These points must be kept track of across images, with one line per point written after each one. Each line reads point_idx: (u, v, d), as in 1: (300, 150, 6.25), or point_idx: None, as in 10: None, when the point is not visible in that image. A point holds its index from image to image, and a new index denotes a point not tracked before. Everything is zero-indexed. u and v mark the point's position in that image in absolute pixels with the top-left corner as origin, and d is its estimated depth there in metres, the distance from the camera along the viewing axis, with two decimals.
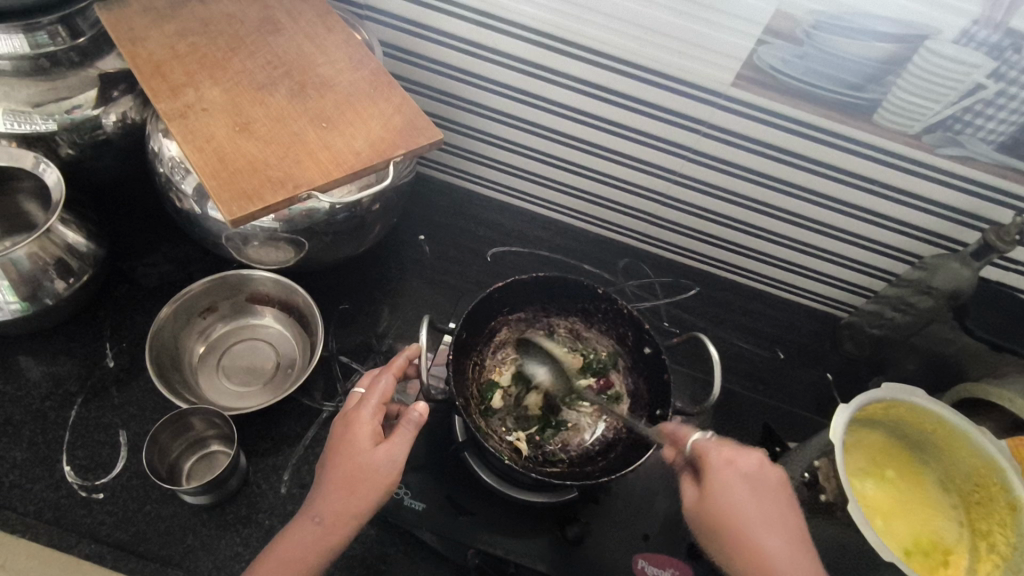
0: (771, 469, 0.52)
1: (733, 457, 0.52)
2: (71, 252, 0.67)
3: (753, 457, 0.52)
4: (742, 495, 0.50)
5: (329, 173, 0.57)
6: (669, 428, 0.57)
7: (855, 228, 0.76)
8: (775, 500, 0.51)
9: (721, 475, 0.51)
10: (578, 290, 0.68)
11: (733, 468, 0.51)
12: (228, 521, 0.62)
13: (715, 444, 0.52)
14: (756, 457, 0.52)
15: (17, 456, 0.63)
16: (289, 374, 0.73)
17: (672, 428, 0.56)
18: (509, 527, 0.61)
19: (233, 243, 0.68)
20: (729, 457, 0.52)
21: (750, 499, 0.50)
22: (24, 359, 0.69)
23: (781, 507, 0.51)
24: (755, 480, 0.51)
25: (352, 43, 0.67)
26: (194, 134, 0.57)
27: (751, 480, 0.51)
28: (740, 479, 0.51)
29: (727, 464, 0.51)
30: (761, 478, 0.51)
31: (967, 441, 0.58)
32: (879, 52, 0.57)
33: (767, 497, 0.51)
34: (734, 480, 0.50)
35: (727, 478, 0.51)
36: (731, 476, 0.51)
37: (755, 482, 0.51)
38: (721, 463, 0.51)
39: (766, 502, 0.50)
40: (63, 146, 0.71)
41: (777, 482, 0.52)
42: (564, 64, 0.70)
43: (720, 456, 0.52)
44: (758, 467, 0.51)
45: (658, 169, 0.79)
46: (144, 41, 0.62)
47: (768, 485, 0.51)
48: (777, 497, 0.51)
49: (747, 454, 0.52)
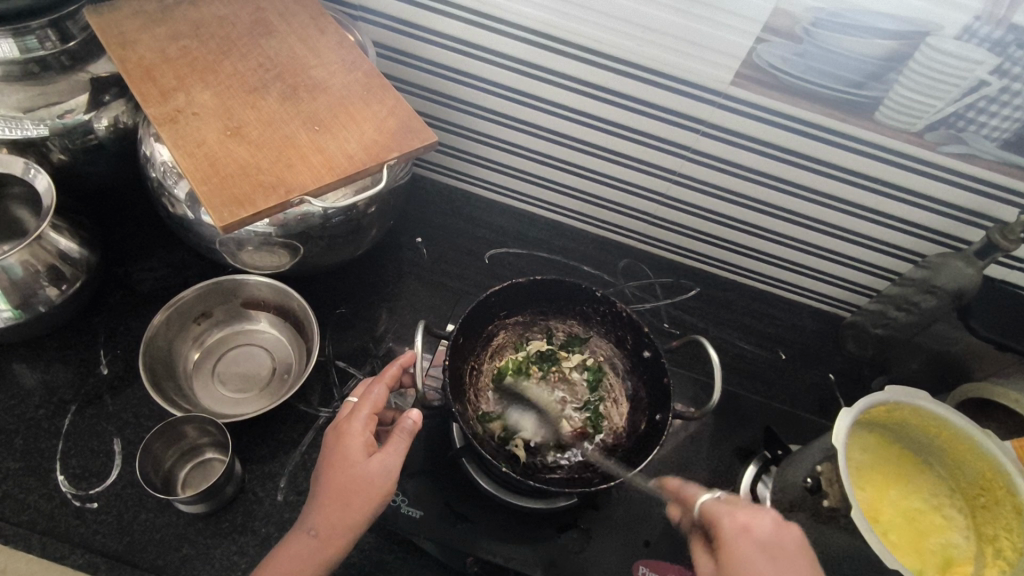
0: (786, 531, 0.47)
1: (749, 522, 0.47)
2: (63, 258, 0.66)
3: (766, 517, 0.47)
4: (762, 566, 0.45)
5: (322, 177, 0.56)
6: (675, 484, 0.54)
7: (857, 227, 0.75)
8: (798, 571, 0.46)
9: (736, 548, 0.46)
10: (576, 292, 0.67)
11: (749, 536, 0.46)
12: (224, 529, 0.61)
13: (727, 508, 0.48)
14: (770, 518, 0.48)
15: (10, 465, 0.62)
16: (285, 380, 0.72)
17: (678, 485, 0.54)
18: (509, 535, 0.60)
19: (227, 249, 0.66)
20: (743, 523, 0.47)
21: (771, 570, 0.45)
22: (18, 366, 0.68)
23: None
24: (774, 549, 0.46)
25: (345, 45, 0.66)
26: (184, 138, 0.56)
27: (772, 547, 0.46)
28: (758, 549, 0.46)
29: (742, 531, 0.47)
30: (779, 544, 0.46)
31: (972, 444, 0.57)
32: (880, 49, 0.56)
33: (789, 569, 0.45)
34: (751, 549, 0.46)
35: (745, 548, 0.46)
36: (746, 546, 0.46)
37: (774, 549, 0.46)
38: (736, 528, 0.47)
39: (790, 573, 0.45)
40: (55, 151, 0.70)
41: (795, 548, 0.47)
42: (560, 63, 0.69)
43: (733, 521, 0.47)
44: (773, 530, 0.47)
45: (657, 169, 0.78)
46: (134, 44, 0.61)
47: (790, 553, 0.46)
48: (797, 565, 0.46)
49: (761, 516, 0.47)
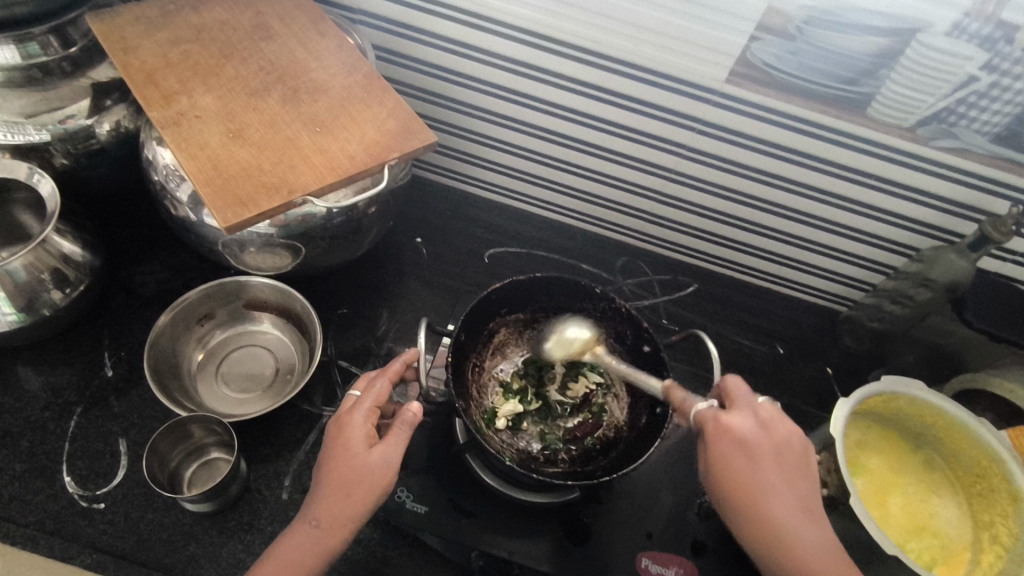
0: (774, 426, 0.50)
1: (732, 424, 0.50)
2: (67, 261, 0.67)
3: (752, 417, 0.50)
4: (743, 464, 0.48)
5: (324, 178, 0.57)
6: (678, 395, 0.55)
7: (851, 221, 0.76)
8: (785, 464, 0.49)
9: (718, 443, 0.49)
10: (576, 289, 0.68)
11: (732, 435, 0.49)
12: (231, 527, 0.62)
13: (715, 413, 0.50)
14: (757, 415, 0.51)
15: (16, 467, 0.63)
16: (288, 380, 0.72)
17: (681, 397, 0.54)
18: (512, 529, 0.61)
19: (230, 250, 0.67)
20: (728, 425, 0.50)
21: (753, 471, 0.48)
22: (22, 370, 0.69)
23: (789, 471, 0.49)
24: (758, 445, 0.49)
25: (345, 47, 0.67)
26: (187, 141, 0.57)
27: (753, 444, 0.49)
28: (739, 445, 0.49)
29: (727, 432, 0.49)
30: (766, 439, 0.49)
31: (966, 432, 0.58)
32: (872, 46, 0.57)
33: (773, 461, 0.49)
34: (734, 447, 0.49)
35: (725, 445, 0.49)
36: (731, 445, 0.49)
37: (756, 446, 0.49)
38: (720, 427, 0.50)
39: (772, 468, 0.49)
40: (57, 156, 0.70)
41: (784, 443, 0.50)
42: (556, 63, 0.70)
43: (717, 423, 0.50)
44: (760, 428, 0.50)
45: (654, 167, 0.79)
46: (135, 49, 0.62)
47: (776, 451, 0.49)
48: (786, 458, 0.49)
49: (744, 416, 0.50)
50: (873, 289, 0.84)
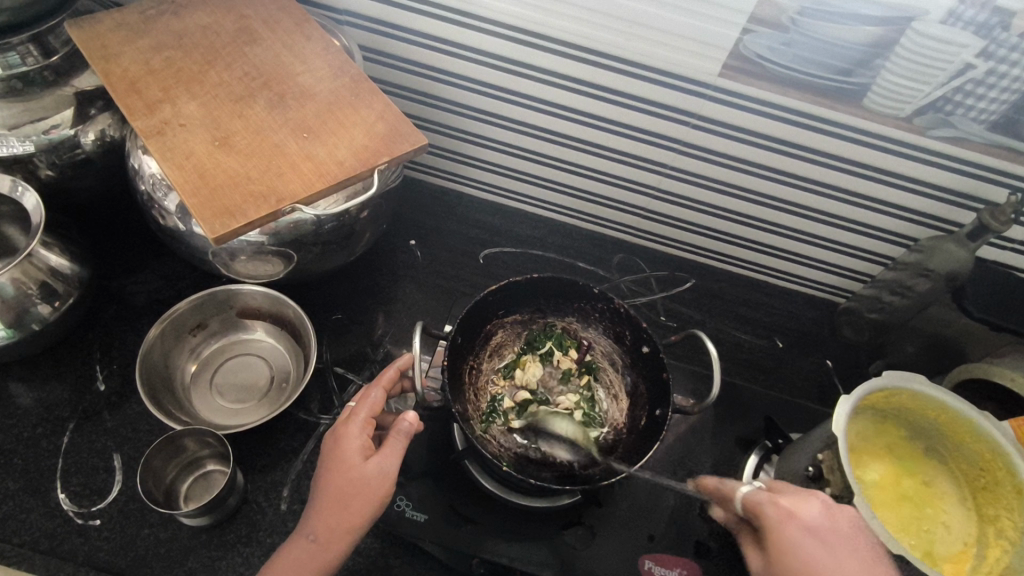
0: (836, 515, 0.48)
1: (794, 508, 0.48)
2: (55, 275, 0.66)
3: (814, 502, 0.49)
4: (815, 549, 0.46)
5: (314, 185, 0.56)
6: (714, 486, 0.56)
7: (849, 213, 0.76)
8: (856, 552, 0.46)
9: (786, 533, 0.47)
10: (573, 289, 0.67)
11: (795, 521, 0.47)
12: (229, 540, 0.61)
13: (769, 497, 0.49)
14: (819, 504, 0.49)
15: (9, 486, 0.62)
16: (284, 388, 0.71)
17: (717, 486, 0.56)
18: (513, 534, 0.60)
19: (220, 259, 0.66)
20: (789, 509, 0.48)
21: (826, 556, 0.45)
22: (14, 386, 0.68)
23: (863, 561, 0.46)
24: (826, 530, 0.47)
25: (331, 50, 0.65)
26: (173, 151, 0.55)
27: (823, 532, 0.47)
28: (808, 532, 0.47)
29: (788, 517, 0.48)
30: (830, 527, 0.47)
31: (970, 426, 0.57)
32: (867, 36, 0.56)
33: (845, 548, 0.46)
34: (804, 534, 0.46)
35: (794, 533, 0.47)
36: (796, 530, 0.47)
37: (827, 532, 0.47)
38: (783, 517, 0.48)
39: (845, 555, 0.46)
40: (42, 168, 0.69)
41: (851, 532, 0.48)
42: (547, 60, 0.69)
43: (777, 509, 0.48)
44: (824, 515, 0.48)
45: (649, 163, 0.78)
46: (117, 57, 0.61)
47: (843, 534, 0.47)
48: (856, 547, 0.47)
49: (806, 503, 0.48)
50: (872, 280, 0.84)
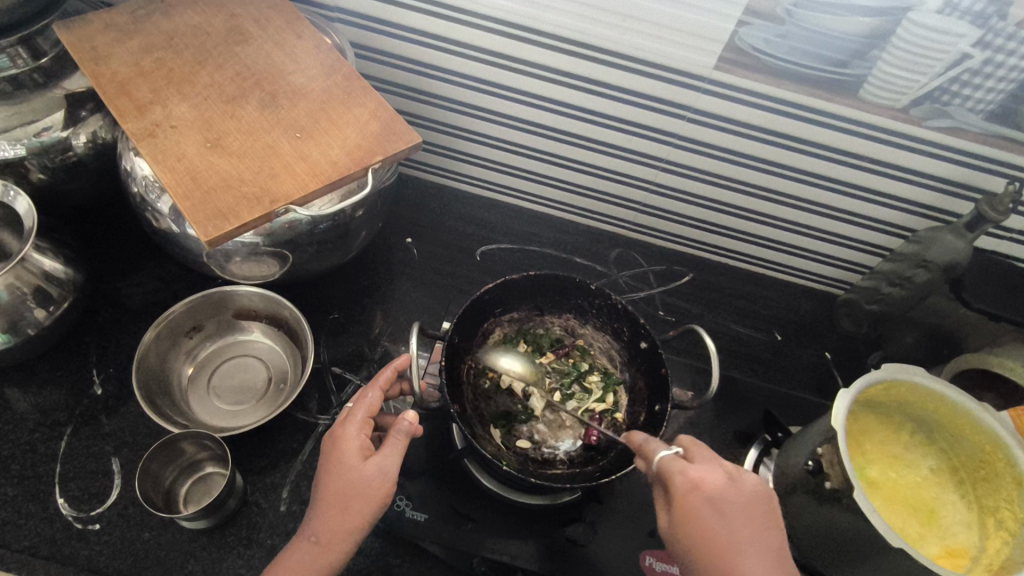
0: (741, 478, 0.49)
1: (699, 480, 0.48)
2: (49, 279, 0.66)
3: (718, 471, 0.49)
4: (710, 520, 0.46)
5: (307, 186, 0.55)
6: (639, 439, 0.53)
7: (845, 204, 0.76)
8: (749, 516, 0.47)
9: (688, 502, 0.47)
10: (570, 287, 0.66)
11: (698, 492, 0.47)
12: (229, 542, 0.61)
13: (680, 466, 0.49)
14: (722, 469, 0.49)
15: (7, 492, 0.62)
16: (282, 389, 0.71)
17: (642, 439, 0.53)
18: (514, 532, 0.60)
19: (216, 261, 0.66)
20: (693, 479, 0.48)
21: (722, 525, 0.46)
22: (10, 392, 0.68)
23: (755, 525, 0.47)
24: (722, 501, 0.47)
25: (323, 48, 0.65)
26: (164, 152, 0.55)
27: (721, 500, 0.47)
28: (707, 502, 0.47)
29: (692, 489, 0.48)
30: (737, 496, 0.48)
31: (970, 417, 0.56)
32: (862, 27, 0.56)
33: (738, 514, 0.47)
34: (702, 503, 0.47)
35: (694, 503, 0.47)
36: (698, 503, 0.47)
37: (723, 500, 0.47)
38: (688, 484, 0.48)
39: (739, 519, 0.47)
40: (33, 171, 0.68)
41: (749, 497, 0.48)
42: (539, 56, 0.69)
43: (684, 479, 0.48)
44: (728, 482, 0.48)
45: (645, 157, 0.78)
46: (106, 58, 0.60)
47: (737, 503, 0.47)
48: (749, 512, 0.48)
49: (710, 470, 0.49)
50: (871, 271, 0.84)
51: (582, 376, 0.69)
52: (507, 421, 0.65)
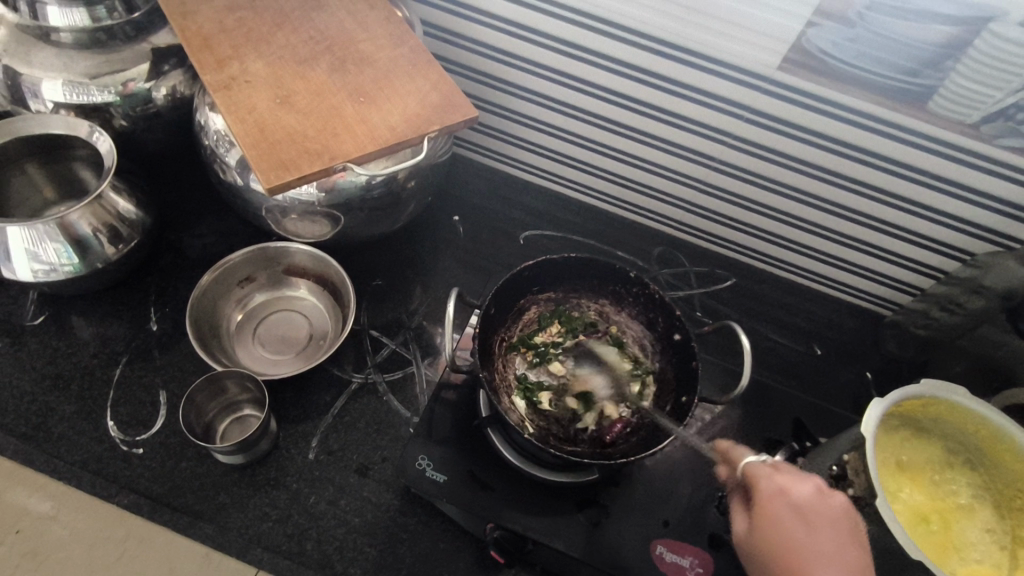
0: (829, 496, 0.49)
1: (787, 484, 0.49)
2: (120, 219, 0.70)
3: (808, 483, 0.49)
4: (797, 530, 0.47)
5: (365, 147, 0.58)
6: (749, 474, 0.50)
7: (902, 220, 0.74)
8: (833, 532, 0.47)
9: (772, 505, 0.48)
10: (609, 272, 0.67)
11: (785, 498, 0.48)
12: (258, 482, 0.64)
13: (768, 472, 0.50)
14: (812, 483, 0.49)
15: (65, 409, 0.66)
16: (321, 345, 0.74)
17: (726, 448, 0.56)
18: (529, 505, 0.61)
19: (273, 216, 0.70)
20: (783, 485, 0.49)
21: (804, 533, 0.47)
22: (76, 320, 0.73)
23: (841, 541, 0.47)
24: (810, 512, 0.48)
25: (393, 21, 0.67)
26: (236, 105, 0.58)
27: (808, 511, 0.48)
28: (793, 510, 0.48)
29: (779, 492, 0.49)
30: (817, 509, 0.48)
31: (1012, 444, 0.55)
32: (937, 36, 0.55)
33: (825, 529, 0.47)
34: (789, 510, 0.48)
35: (779, 507, 0.48)
36: (782, 508, 0.48)
37: (812, 512, 0.48)
38: (772, 489, 0.49)
39: (826, 531, 0.47)
40: (117, 118, 0.73)
41: (836, 513, 0.48)
42: (603, 45, 0.70)
43: (773, 482, 0.49)
44: (816, 496, 0.48)
45: (698, 155, 0.77)
46: (193, 15, 0.64)
47: (825, 515, 0.48)
48: (837, 530, 0.47)
49: (801, 481, 0.49)
50: (922, 293, 0.81)
51: (616, 369, 0.69)
52: (529, 386, 0.66)
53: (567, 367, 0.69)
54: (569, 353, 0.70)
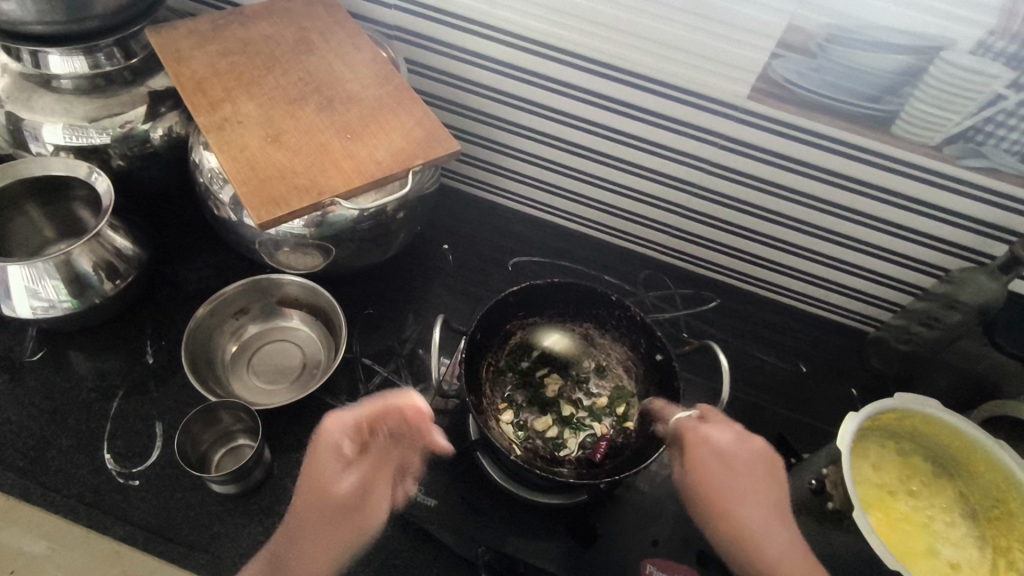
0: (748, 442, 0.57)
1: (710, 435, 0.56)
2: (118, 255, 0.72)
3: (729, 433, 0.57)
4: (717, 471, 0.55)
5: (352, 182, 0.60)
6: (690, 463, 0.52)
7: (876, 239, 0.76)
8: (751, 473, 0.56)
9: (696, 453, 0.56)
10: (592, 297, 0.69)
11: (708, 446, 0.56)
12: (253, 510, 0.65)
13: (694, 424, 0.57)
14: (733, 431, 0.57)
15: (62, 442, 0.67)
16: (314, 374, 0.76)
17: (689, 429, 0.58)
18: (518, 527, 0.62)
19: (266, 249, 0.72)
20: (705, 436, 0.57)
21: (723, 475, 0.55)
22: (74, 354, 0.74)
23: (756, 479, 0.55)
24: (730, 455, 0.56)
25: (380, 61, 0.70)
26: (230, 144, 0.61)
27: (728, 456, 0.56)
28: (716, 456, 0.56)
29: (703, 442, 0.56)
30: (737, 452, 0.56)
31: (985, 454, 0.57)
32: (894, 64, 0.59)
33: (742, 470, 0.56)
34: (711, 456, 0.56)
35: (702, 453, 0.56)
36: (704, 454, 0.56)
37: (732, 457, 0.56)
38: (699, 438, 0.57)
39: (743, 474, 0.55)
40: (115, 158, 0.76)
41: (753, 456, 0.56)
42: (581, 79, 0.73)
43: (696, 433, 0.57)
44: (737, 442, 0.57)
45: (678, 180, 0.80)
46: (188, 60, 0.67)
47: (744, 458, 0.56)
48: (753, 469, 0.56)
49: (722, 430, 0.57)
50: (902, 309, 0.83)
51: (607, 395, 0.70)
52: (524, 409, 0.68)
53: (558, 391, 0.70)
54: (562, 379, 0.71)
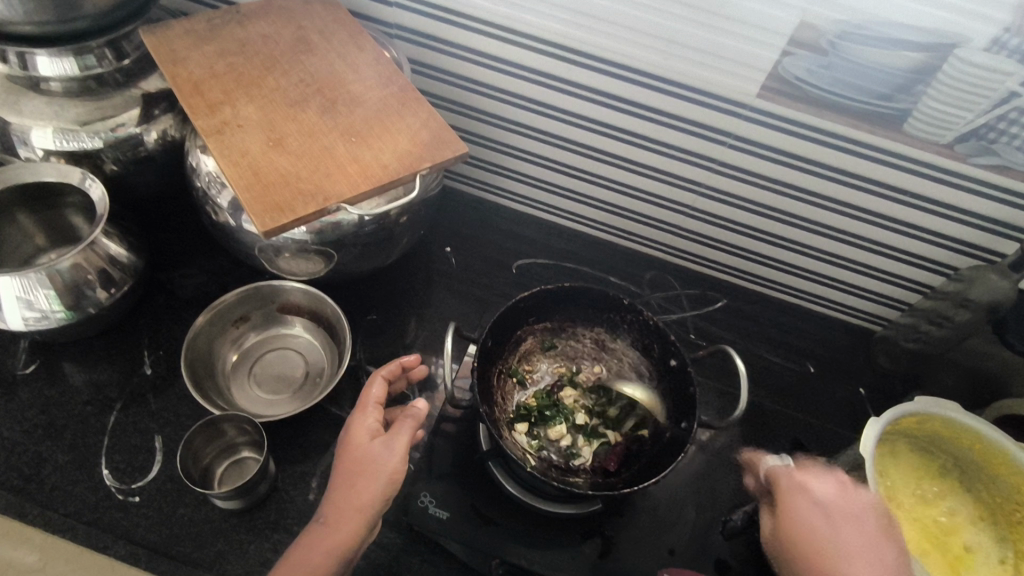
0: (853, 495, 0.51)
1: (806, 481, 0.51)
2: (112, 263, 0.70)
3: (830, 481, 0.51)
4: (818, 519, 0.48)
5: (357, 186, 0.58)
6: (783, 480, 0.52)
7: (886, 238, 0.75)
8: (861, 527, 0.49)
9: (792, 500, 0.50)
10: (603, 300, 0.68)
11: (808, 494, 0.50)
12: (258, 526, 0.63)
13: (788, 471, 0.52)
14: (836, 482, 0.51)
15: (58, 458, 0.65)
16: (318, 383, 0.74)
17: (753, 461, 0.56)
18: (532, 539, 0.61)
19: (266, 255, 0.70)
20: (802, 482, 0.51)
21: (826, 525, 0.48)
22: (68, 366, 0.72)
23: (868, 536, 0.48)
24: (834, 507, 0.49)
25: (382, 61, 0.69)
26: (230, 148, 0.59)
27: (833, 508, 0.49)
28: (816, 505, 0.49)
29: (799, 489, 0.51)
30: (841, 503, 0.50)
31: (1006, 457, 0.56)
32: (908, 61, 0.57)
33: (849, 523, 0.48)
34: (811, 506, 0.49)
35: (799, 502, 0.50)
36: (804, 501, 0.50)
37: (834, 509, 0.49)
38: (793, 488, 0.51)
39: (849, 525, 0.48)
40: (108, 163, 0.74)
41: (863, 509, 0.50)
42: (587, 77, 0.72)
43: (792, 480, 0.52)
44: (840, 494, 0.50)
45: (685, 180, 0.79)
46: (183, 61, 0.65)
47: (850, 513, 0.49)
48: (862, 524, 0.49)
49: (823, 480, 0.51)
50: (910, 308, 0.83)
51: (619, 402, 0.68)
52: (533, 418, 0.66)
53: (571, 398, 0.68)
54: (575, 387, 0.70)
